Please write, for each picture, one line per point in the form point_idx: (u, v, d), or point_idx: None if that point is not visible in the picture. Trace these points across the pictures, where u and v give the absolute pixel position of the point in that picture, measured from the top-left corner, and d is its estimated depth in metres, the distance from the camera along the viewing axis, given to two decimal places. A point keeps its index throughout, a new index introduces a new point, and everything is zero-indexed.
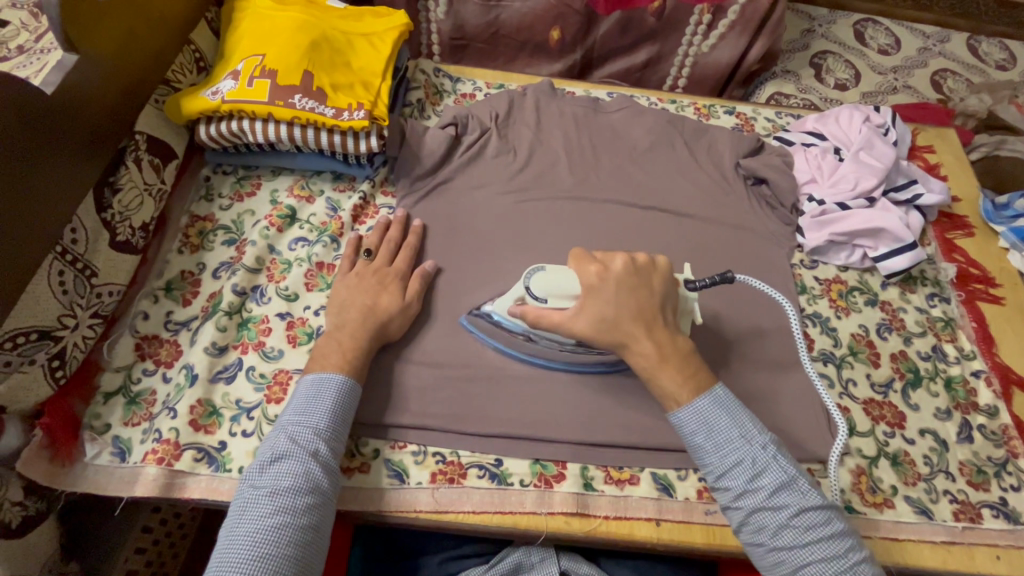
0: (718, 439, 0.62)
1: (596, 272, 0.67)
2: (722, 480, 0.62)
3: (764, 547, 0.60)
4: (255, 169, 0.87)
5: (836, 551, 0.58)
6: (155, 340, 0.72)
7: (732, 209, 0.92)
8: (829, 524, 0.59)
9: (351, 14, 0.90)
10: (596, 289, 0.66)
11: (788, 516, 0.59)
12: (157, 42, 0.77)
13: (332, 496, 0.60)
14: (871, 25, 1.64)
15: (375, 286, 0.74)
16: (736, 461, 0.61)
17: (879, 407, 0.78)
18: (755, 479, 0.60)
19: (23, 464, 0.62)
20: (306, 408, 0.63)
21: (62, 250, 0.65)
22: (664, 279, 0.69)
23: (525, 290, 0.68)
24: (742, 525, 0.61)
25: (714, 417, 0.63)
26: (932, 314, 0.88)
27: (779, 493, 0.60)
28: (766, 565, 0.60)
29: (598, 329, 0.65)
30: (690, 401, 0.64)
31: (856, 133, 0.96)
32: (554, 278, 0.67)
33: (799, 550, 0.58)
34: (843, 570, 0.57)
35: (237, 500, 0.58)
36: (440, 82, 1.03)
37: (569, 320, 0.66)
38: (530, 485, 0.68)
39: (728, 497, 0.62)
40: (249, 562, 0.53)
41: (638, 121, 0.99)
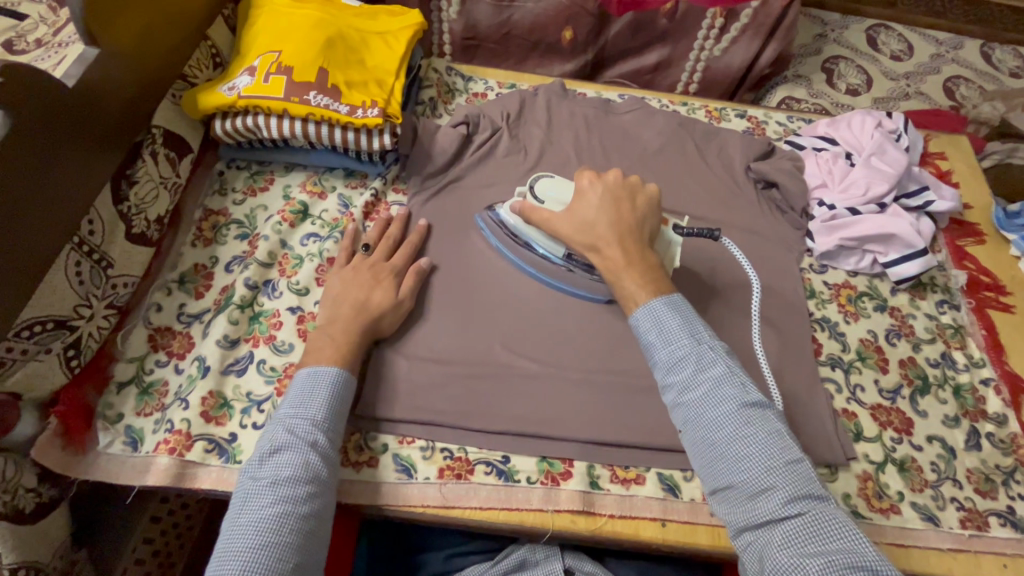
0: (667, 335, 0.64)
1: (588, 181, 0.75)
2: (668, 376, 0.64)
3: (703, 443, 0.60)
4: (269, 165, 0.88)
5: (773, 450, 0.57)
6: (168, 332, 0.73)
7: (741, 212, 0.92)
8: (770, 423, 0.59)
9: (366, 12, 0.91)
10: (584, 194, 0.74)
11: (726, 410, 0.60)
12: (175, 37, 0.78)
13: (331, 485, 0.61)
14: (884, 30, 1.63)
15: (375, 279, 0.75)
16: (683, 356, 0.63)
17: (887, 413, 0.78)
18: (699, 375, 0.62)
19: (38, 451, 0.62)
20: (302, 399, 0.64)
21: (79, 241, 0.65)
22: (647, 201, 0.74)
23: (530, 190, 0.78)
24: (685, 423, 0.62)
25: (664, 317, 0.65)
26: (942, 321, 0.87)
27: (720, 387, 0.61)
28: (705, 464, 0.60)
29: (576, 229, 0.72)
30: (646, 302, 0.66)
31: (867, 138, 0.95)
32: (557, 187, 0.77)
33: (735, 443, 0.58)
34: (780, 465, 0.56)
35: (238, 492, 0.59)
36: (452, 81, 1.04)
37: (554, 220, 0.74)
38: (537, 482, 0.69)
39: (673, 394, 0.63)
40: (253, 550, 0.53)
41: (649, 123, 0.99)
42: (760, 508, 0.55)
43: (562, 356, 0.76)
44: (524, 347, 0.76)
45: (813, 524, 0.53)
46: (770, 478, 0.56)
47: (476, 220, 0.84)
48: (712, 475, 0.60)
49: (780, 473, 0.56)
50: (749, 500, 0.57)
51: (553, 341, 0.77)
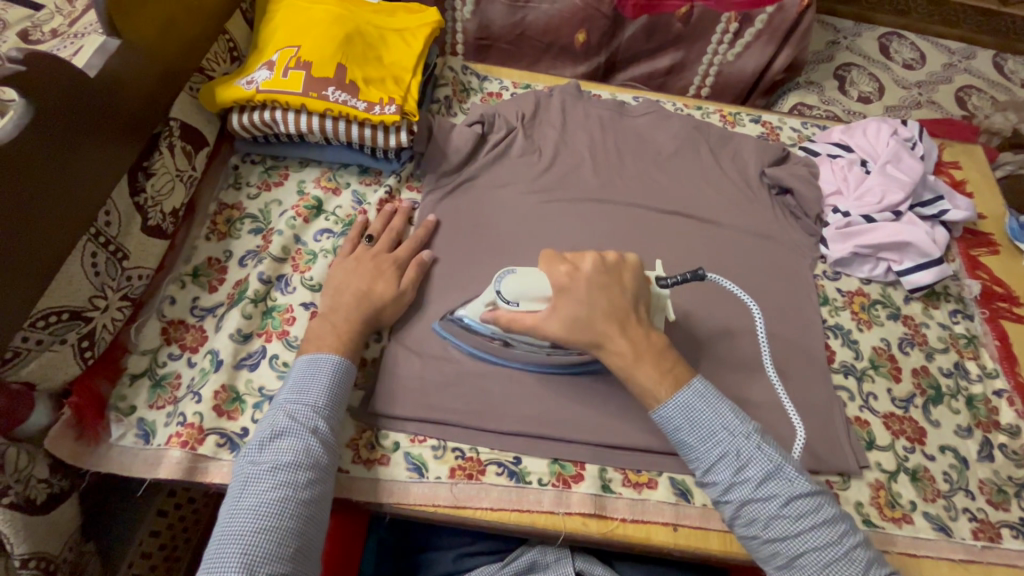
0: (701, 432, 0.63)
1: (566, 271, 0.67)
2: (709, 474, 0.63)
3: (758, 540, 0.61)
4: (284, 159, 0.88)
5: (829, 539, 0.59)
6: (181, 325, 0.73)
7: (755, 217, 0.91)
8: (821, 509, 0.60)
9: (384, 9, 0.91)
10: (566, 289, 0.66)
11: (777, 506, 0.60)
12: (195, 30, 0.78)
13: (330, 471, 0.61)
14: (896, 39, 1.63)
15: (382, 270, 0.75)
16: (721, 453, 0.62)
17: (899, 422, 0.77)
18: (740, 472, 0.62)
19: (50, 442, 0.62)
20: (302, 386, 0.64)
21: (95, 232, 0.65)
22: (635, 276, 0.68)
23: (497, 293, 0.69)
24: (735, 519, 0.62)
25: (696, 411, 0.64)
26: (955, 330, 0.87)
27: (767, 483, 0.61)
28: (762, 557, 0.61)
29: (569, 328, 0.65)
30: (670, 396, 0.64)
31: (883, 146, 0.95)
32: (524, 280, 0.67)
33: (793, 541, 0.59)
34: (840, 556, 0.58)
35: (236, 478, 0.58)
36: (467, 80, 1.04)
37: (541, 323, 0.66)
38: (548, 484, 0.68)
39: (716, 492, 0.63)
40: (253, 535, 0.53)
41: (663, 126, 0.99)
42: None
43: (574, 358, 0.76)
44: None
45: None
46: (835, 571, 0.58)
47: (461, 269, 0.80)
48: (773, 570, 0.61)
49: (845, 566, 0.58)
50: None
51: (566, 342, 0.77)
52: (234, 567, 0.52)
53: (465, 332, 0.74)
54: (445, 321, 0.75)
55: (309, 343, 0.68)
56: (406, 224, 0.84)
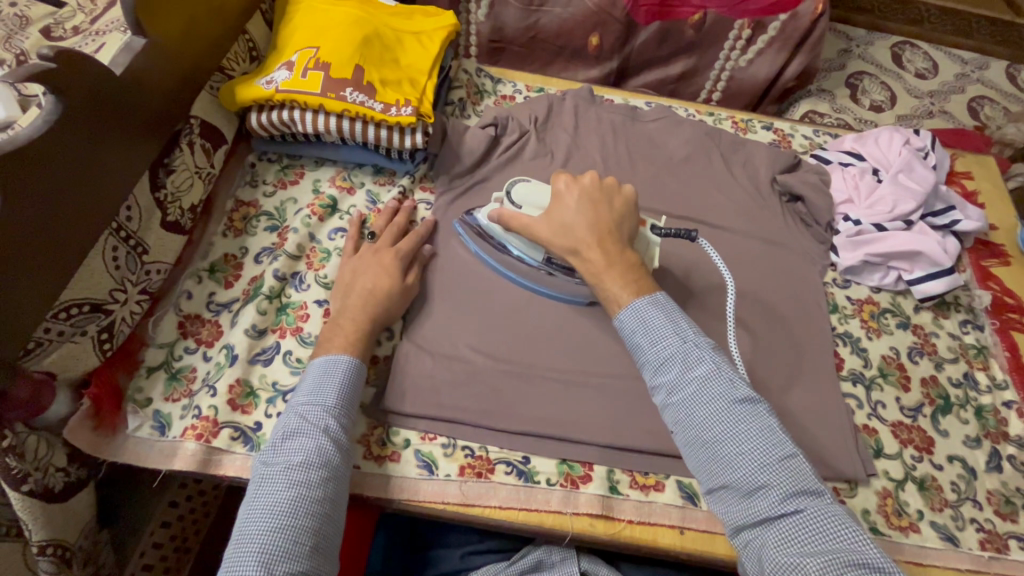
0: (652, 333, 0.65)
1: (565, 183, 0.75)
2: (657, 376, 0.64)
3: (695, 442, 0.61)
4: (300, 158, 0.89)
5: (767, 446, 0.58)
6: (197, 319, 0.74)
7: (765, 223, 0.92)
8: (762, 418, 0.60)
9: (402, 12, 0.92)
10: (561, 197, 0.74)
11: (717, 407, 0.60)
12: (217, 30, 0.79)
13: (344, 471, 0.61)
14: (909, 48, 1.63)
15: (388, 266, 0.75)
16: (670, 354, 0.64)
17: (907, 431, 0.78)
18: (687, 373, 0.62)
19: (69, 432, 0.63)
20: (316, 387, 0.65)
21: (117, 227, 0.66)
22: (625, 203, 0.74)
23: (506, 195, 0.77)
24: (676, 422, 0.62)
25: (651, 316, 0.65)
26: (965, 341, 0.87)
27: (709, 384, 0.61)
28: (699, 464, 0.61)
29: (556, 232, 0.72)
30: (630, 303, 0.67)
31: (895, 155, 0.95)
32: (533, 192, 0.76)
33: (728, 443, 0.59)
34: (773, 462, 0.57)
35: (254, 478, 0.60)
36: (481, 82, 1.05)
37: (534, 225, 0.73)
38: (556, 484, 0.69)
39: (662, 394, 0.64)
40: (270, 533, 0.54)
41: (675, 131, 0.99)
42: (757, 506, 0.56)
43: (584, 360, 0.76)
44: (548, 349, 0.76)
45: (813, 522, 0.54)
46: (766, 475, 0.57)
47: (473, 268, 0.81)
48: (706, 474, 0.60)
49: (776, 472, 0.56)
50: (744, 500, 0.57)
51: (575, 343, 0.77)
52: (252, 566, 0.53)
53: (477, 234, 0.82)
54: (463, 222, 0.83)
55: (323, 340, 0.69)
56: (407, 223, 0.84)
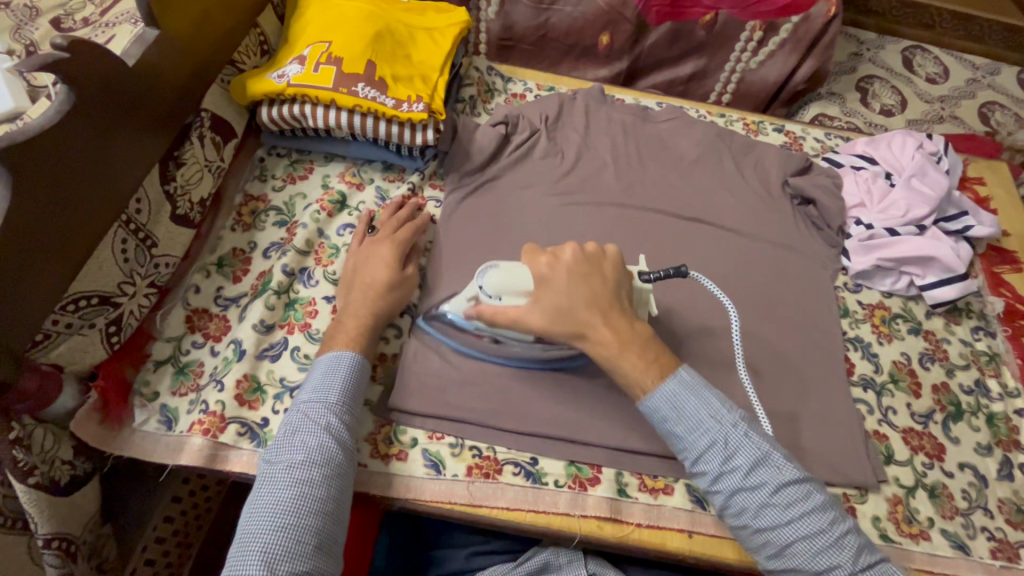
0: (689, 420, 0.63)
1: (546, 262, 0.68)
2: (698, 464, 0.63)
3: (748, 530, 0.61)
4: (309, 153, 0.88)
5: (820, 526, 0.58)
6: (205, 314, 0.73)
7: (777, 227, 0.91)
8: (811, 497, 0.60)
9: (413, 8, 0.92)
10: (548, 280, 0.67)
11: (765, 494, 0.60)
12: (229, 23, 0.79)
13: (347, 469, 0.61)
14: (920, 52, 1.62)
15: (386, 257, 0.74)
16: (709, 442, 0.62)
17: (918, 437, 0.77)
18: (728, 461, 0.62)
19: (76, 425, 0.63)
20: (319, 385, 0.64)
21: (126, 219, 0.66)
22: (615, 266, 0.70)
23: (480, 288, 0.69)
24: (726, 510, 0.62)
25: (684, 400, 0.64)
26: (976, 347, 0.86)
27: (754, 471, 0.61)
28: (755, 548, 0.61)
29: (551, 319, 0.65)
30: (656, 387, 0.65)
31: (908, 159, 0.95)
32: (508, 274, 0.68)
33: (783, 529, 0.59)
34: (831, 544, 0.58)
35: (258, 478, 0.59)
36: (491, 81, 1.04)
37: (524, 315, 0.66)
38: (564, 486, 0.68)
39: (706, 483, 0.63)
40: (271, 532, 0.54)
41: (687, 132, 0.99)
42: None
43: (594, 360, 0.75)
44: None
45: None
46: (826, 559, 0.58)
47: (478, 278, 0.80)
48: (765, 560, 0.61)
49: (835, 553, 0.58)
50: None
51: None
52: (254, 566, 0.52)
53: (453, 329, 0.75)
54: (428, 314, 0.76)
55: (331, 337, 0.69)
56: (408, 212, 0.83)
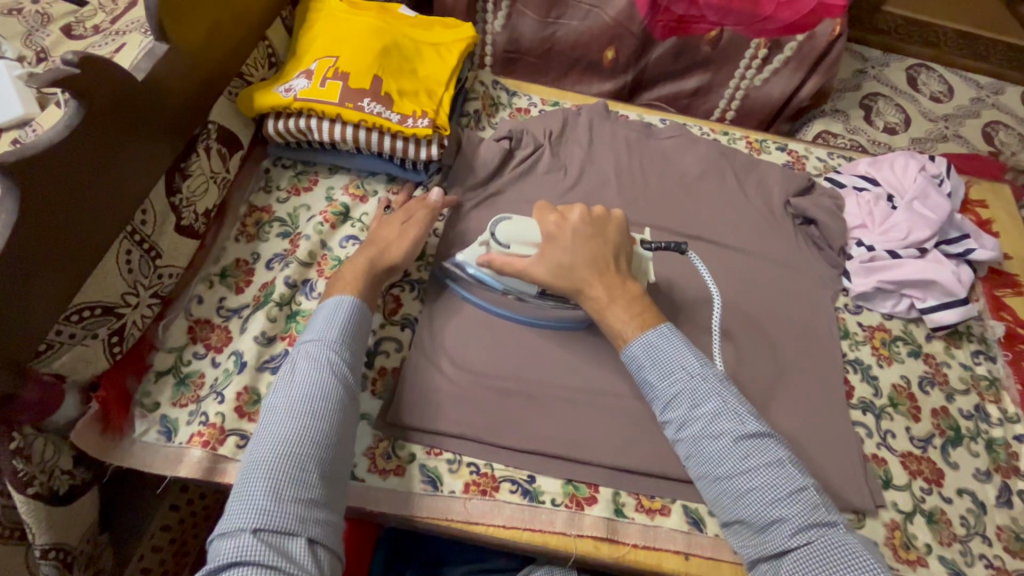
0: (661, 368, 0.68)
1: (554, 221, 0.74)
2: (666, 412, 0.68)
3: (709, 478, 0.64)
4: (314, 165, 0.89)
5: (776, 481, 0.61)
6: (207, 324, 0.74)
7: (779, 246, 0.91)
8: (770, 452, 0.63)
9: (421, 23, 0.92)
10: (554, 237, 0.73)
11: (725, 443, 0.63)
12: (238, 35, 0.79)
13: (348, 402, 0.63)
14: (924, 70, 1.63)
15: (392, 221, 0.79)
16: (677, 391, 0.67)
17: (917, 462, 0.77)
18: (696, 408, 0.66)
19: (76, 435, 0.63)
20: (319, 326, 0.67)
21: (132, 231, 0.67)
22: (618, 229, 0.76)
23: (491, 236, 0.75)
24: (688, 456, 0.66)
25: (658, 349, 0.69)
26: (977, 372, 0.86)
27: (718, 419, 0.64)
28: (712, 497, 0.64)
29: (554, 274, 0.72)
30: (638, 336, 0.70)
31: (910, 182, 0.95)
32: (520, 228, 0.74)
33: (739, 479, 0.62)
34: (783, 496, 0.60)
35: (263, 412, 0.62)
36: (497, 95, 1.05)
37: (529, 267, 0.72)
38: (561, 505, 0.68)
39: (672, 429, 0.67)
40: (275, 457, 0.56)
41: (690, 149, 0.99)
42: (771, 543, 0.60)
43: (592, 378, 0.76)
44: (555, 365, 0.76)
45: (824, 552, 0.57)
46: (777, 510, 0.60)
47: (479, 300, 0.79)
48: (722, 511, 0.64)
49: (785, 507, 0.60)
50: (757, 534, 0.61)
51: (583, 361, 0.77)
52: (259, 487, 0.55)
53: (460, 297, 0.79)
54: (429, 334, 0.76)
55: (332, 286, 0.72)
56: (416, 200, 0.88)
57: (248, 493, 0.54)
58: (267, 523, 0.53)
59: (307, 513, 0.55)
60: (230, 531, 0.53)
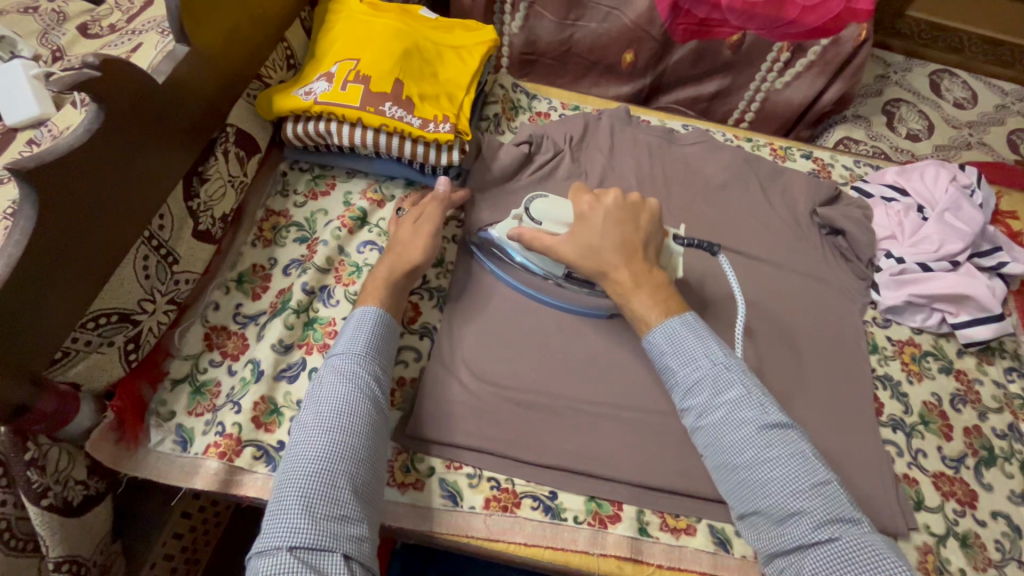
0: (682, 355, 0.66)
1: (588, 203, 0.74)
2: (686, 399, 0.65)
3: (728, 468, 0.61)
4: (331, 169, 0.88)
5: (799, 472, 0.58)
6: (224, 331, 0.73)
7: (805, 257, 0.89)
8: (793, 444, 0.60)
9: (442, 25, 0.91)
10: (587, 218, 0.73)
11: (748, 431, 0.60)
12: (258, 36, 0.78)
13: (379, 417, 0.62)
14: (947, 77, 1.61)
15: (411, 221, 0.78)
16: (699, 378, 0.64)
17: (949, 483, 0.74)
18: (717, 396, 0.63)
19: (91, 445, 0.63)
20: (349, 338, 0.65)
21: (149, 235, 0.65)
22: (651, 218, 0.74)
23: (524, 212, 0.75)
24: (707, 445, 0.63)
25: (680, 336, 0.66)
26: (1010, 390, 0.84)
27: (740, 407, 0.62)
28: (729, 488, 0.61)
29: (582, 254, 0.71)
30: (660, 322, 0.68)
31: (941, 192, 0.92)
32: (552, 206, 0.75)
33: (758, 469, 0.59)
34: (806, 488, 0.57)
35: (293, 429, 0.61)
36: (517, 98, 1.03)
37: (558, 245, 0.72)
38: (584, 522, 0.67)
39: (692, 416, 0.64)
40: (309, 475, 0.55)
41: (714, 156, 0.97)
42: (792, 536, 0.56)
43: (616, 392, 0.74)
44: (576, 378, 0.74)
45: (850, 549, 0.53)
46: (798, 503, 0.56)
47: (503, 307, 0.79)
48: (739, 503, 0.60)
49: (807, 500, 0.56)
50: (775, 527, 0.57)
51: (606, 374, 0.75)
52: (294, 505, 0.53)
53: (480, 306, 0.78)
54: (450, 345, 0.75)
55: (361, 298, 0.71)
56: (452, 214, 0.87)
57: (282, 511, 0.53)
58: (302, 540, 0.51)
59: (341, 530, 0.53)
60: (265, 550, 0.52)
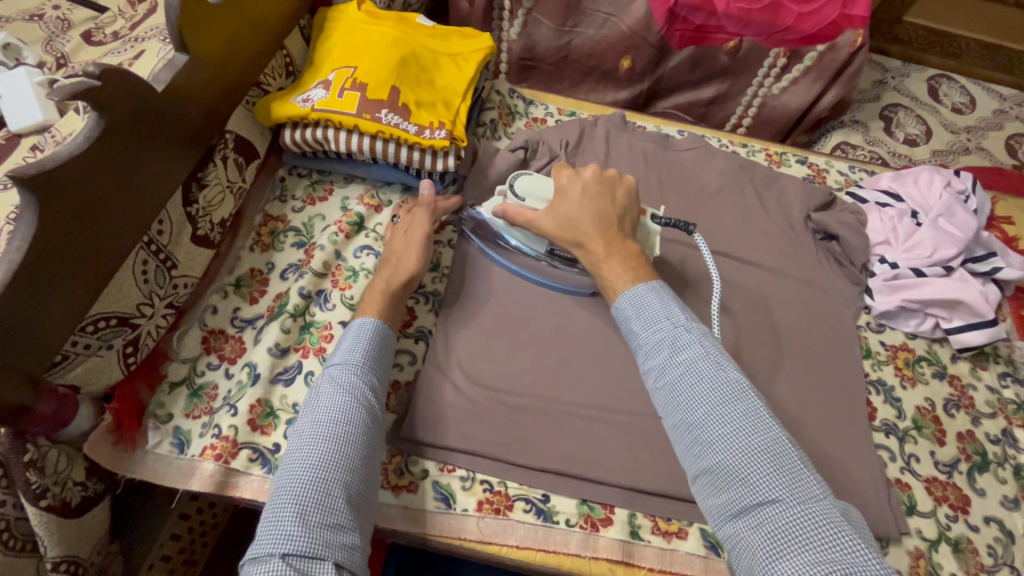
0: (646, 318, 0.64)
1: (568, 176, 0.75)
2: (647, 360, 0.63)
3: (685, 427, 0.58)
4: (329, 174, 0.89)
5: (754, 432, 0.55)
6: (221, 335, 0.74)
7: (798, 261, 0.90)
8: (750, 404, 0.57)
9: (438, 33, 0.92)
10: (566, 191, 0.74)
11: (704, 387, 0.58)
12: (257, 44, 0.79)
13: (373, 427, 0.62)
14: (946, 82, 1.61)
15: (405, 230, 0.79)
16: (660, 339, 0.62)
17: (942, 488, 0.75)
18: (675, 355, 0.61)
19: (90, 448, 0.63)
20: (347, 348, 0.66)
21: (148, 240, 0.66)
22: (627, 192, 0.75)
23: (510, 188, 0.78)
24: (664, 404, 0.60)
25: (645, 300, 0.65)
26: (1004, 395, 0.84)
27: (697, 365, 0.59)
28: (683, 449, 0.58)
29: (560, 225, 0.72)
30: (627, 289, 0.67)
31: (935, 199, 0.93)
32: (535, 183, 0.77)
33: (712, 427, 0.56)
34: (761, 450, 0.54)
35: (290, 437, 0.61)
36: (514, 104, 1.04)
37: (537, 219, 0.74)
38: (575, 526, 0.67)
39: (651, 377, 0.62)
40: (307, 484, 0.55)
41: (708, 162, 0.97)
42: (745, 496, 0.53)
43: (609, 396, 0.74)
44: (570, 383, 0.75)
45: (803, 517, 0.50)
46: (753, 464, 0.53)
47: (496, 310, 0.79)
48: (692, 463, 0.57)
49: (761, 460, 0.53)
50: (727, 488, 0.54)
51: (599, 378, 0.75)
52: (288, 512, 0.53)
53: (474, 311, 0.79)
54: (444, 351, 0.76)
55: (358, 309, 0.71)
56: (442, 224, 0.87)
57: (277, 520, 0.53)
58: (296, 547, 0.51)
59: (333, 538, 0.53)
60: (259, 557, 0.52)
